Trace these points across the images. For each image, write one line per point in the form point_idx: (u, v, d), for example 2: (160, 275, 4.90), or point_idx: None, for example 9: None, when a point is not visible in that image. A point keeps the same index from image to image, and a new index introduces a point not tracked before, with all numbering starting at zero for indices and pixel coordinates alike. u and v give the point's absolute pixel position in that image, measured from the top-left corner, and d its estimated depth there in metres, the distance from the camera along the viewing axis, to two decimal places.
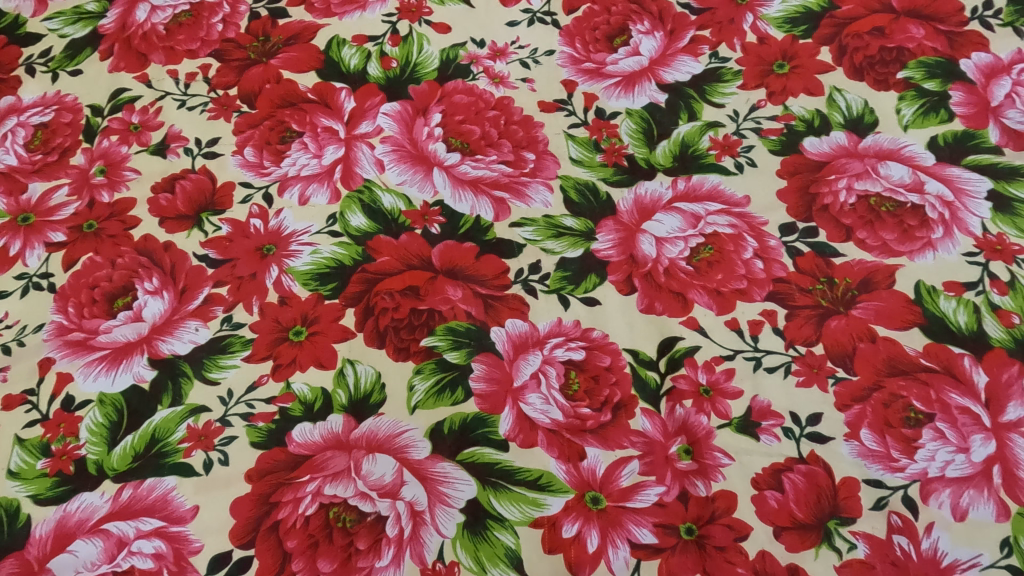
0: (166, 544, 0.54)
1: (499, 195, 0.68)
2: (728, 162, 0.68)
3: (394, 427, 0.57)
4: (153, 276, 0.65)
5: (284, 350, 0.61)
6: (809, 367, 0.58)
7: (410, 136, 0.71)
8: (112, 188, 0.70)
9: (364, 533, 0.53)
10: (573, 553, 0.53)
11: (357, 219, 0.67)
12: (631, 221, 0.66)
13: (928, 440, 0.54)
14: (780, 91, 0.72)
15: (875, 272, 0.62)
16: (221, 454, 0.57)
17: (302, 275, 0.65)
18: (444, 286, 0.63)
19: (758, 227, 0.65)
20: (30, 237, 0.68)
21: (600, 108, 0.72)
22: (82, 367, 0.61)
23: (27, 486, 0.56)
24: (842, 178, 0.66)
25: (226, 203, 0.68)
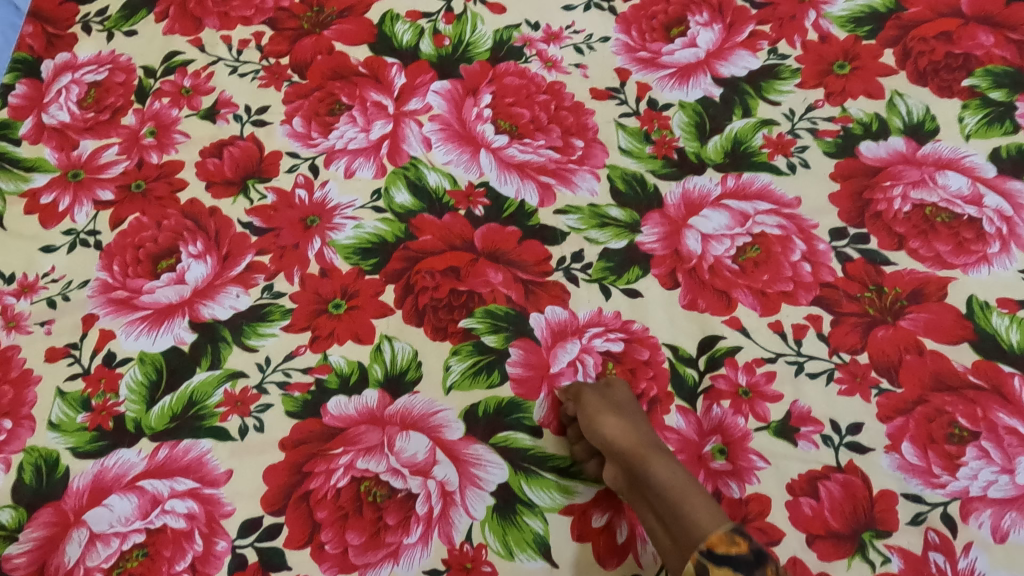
0: (198, 505, 0.54)
1: (545, 180, 0.67)
2: (781, 162, 0.67)
3: (428, 407, 0.57)
4: (197, 239, 0.66)
5: (322, 322, 0.61)
6: (852, 375, 0.57)
7: (458, 116, 0.71)
8: (161, 150, 0.71)
9: (394, 509, 0.53)
10: (602, 544, 0.52)
11: (401, 195, 0.67)
12: (677, 216, 0.65)
13: (971, 458, 0.53)
14: (839, 92, 0.70)
15: (926, 284, 0.60)
16: (256, 421, 0.57)
17: (344, 249, 0.65)
18: (485, 269, 0.63)
19: (808, 230, 0.64)
20: (79, 193, 0.69)
21: (652, 99, 0.71)
22: (124, 325, 0.62)
23: (67, 438, 0.57)
24: (897, 184, 0.65)
25: (272, 171, 0.69)
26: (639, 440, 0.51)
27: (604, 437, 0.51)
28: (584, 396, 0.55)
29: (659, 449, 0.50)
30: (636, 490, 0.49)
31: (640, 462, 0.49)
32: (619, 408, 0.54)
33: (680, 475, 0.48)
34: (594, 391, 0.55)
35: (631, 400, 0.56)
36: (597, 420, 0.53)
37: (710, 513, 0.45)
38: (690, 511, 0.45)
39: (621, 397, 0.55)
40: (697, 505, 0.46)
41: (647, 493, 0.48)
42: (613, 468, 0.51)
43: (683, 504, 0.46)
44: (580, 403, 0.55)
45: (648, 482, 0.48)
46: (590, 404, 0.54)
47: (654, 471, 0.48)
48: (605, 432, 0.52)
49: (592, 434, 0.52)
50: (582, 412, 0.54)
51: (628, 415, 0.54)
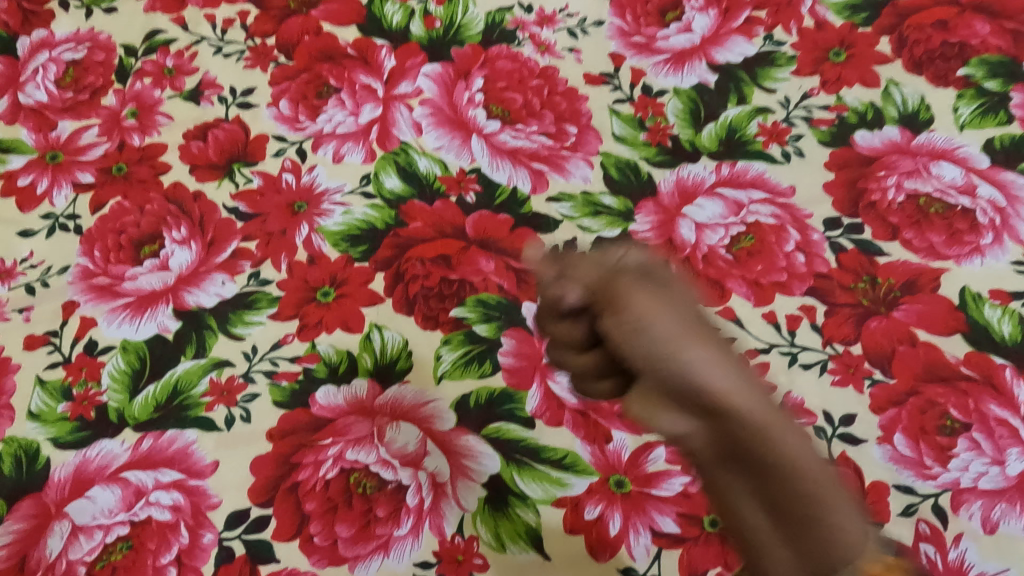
0: (183, 497, 0.53)
1: (537, 167, 0.66)
2: (775, 150, 0.66)
3: (419, 397, 0.57)
4: (181, 225, 0.64)
5: (310, 311, 0.60)
6: (845, 366, 0.57)
7: (449, 100, 0.69)
8: (142, 131, 0.69)
9: (384, 500, 0.53)
10: (594, 536, 0.52)
11: (391, 181, 0.66)
12: (671, 204, 0.64)
13: (962, 450, 0.53)
14: (835, 80, 0.69)
15: (919, 275, 0.60)
16: (243, 411, 0.56)
17: (332, 236, 0.63)
18: (476, 257, 0.62)
19: (802, 219, 0.63)
20: (58, 175, 0.67)
21: (647, 85, 0.70)
22: (106, 312, 0.60)
23: (48, 429, 0.56)
24: (892, 174, 0.64)
25: (259, 155, 0.67)
26: (741, 391, 0.28)
27: (690, 382, 0.28)
28: (632, 304, 0.29)
29: (778, 409, 0.28)
30: (725, 468, 0.29)
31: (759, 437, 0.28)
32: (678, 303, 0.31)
33: (800, 440, 0.29)
34: (638, 286, 0.30)
35: (694, 309, 0.31)
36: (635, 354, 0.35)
37: (857, 514, 0.29)
38: (835, 514, 0.28)
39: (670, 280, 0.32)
40: (840, 509, 0.28)
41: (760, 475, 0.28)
42: (709, 434, 0.28)
43: (820, 502, 0.28)
44: (613, 306, 0.30)
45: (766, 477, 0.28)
46: (640, 306, 0.29)
47: (781, 445, 0.28)
48: (687, 366, 0.28)
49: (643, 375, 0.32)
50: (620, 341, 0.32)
51: (679, 304, 0.30)
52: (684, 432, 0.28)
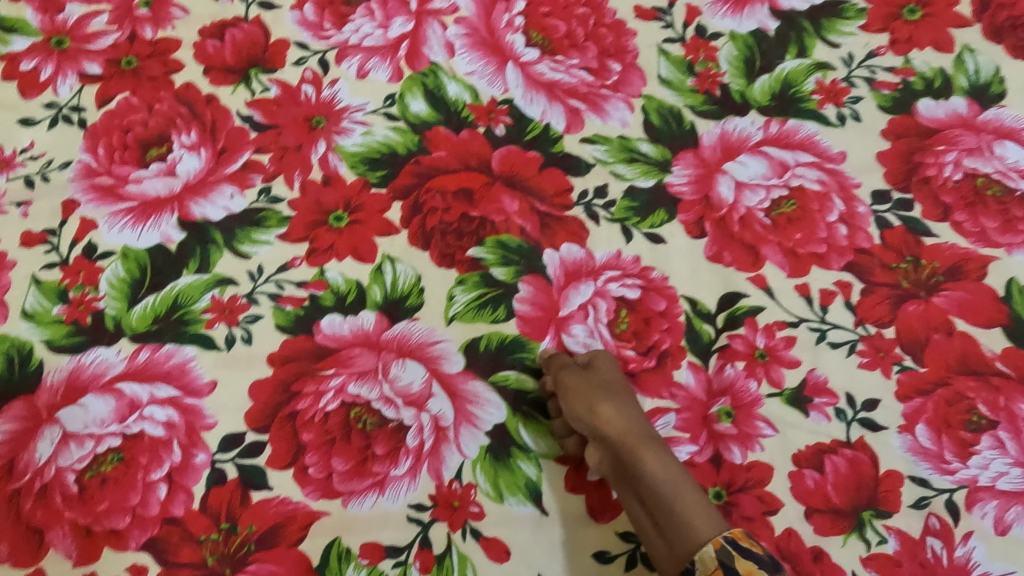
0: (178, 414, 0.52)
1: (574, 105, 0.62)
2: (830, 111, 0.62)
3: (427, 335, 0.54)
4: (191, 129, 0.60)
5: (321, 235, 0.57)
6: (876, 349, 0.54)
7: (487, 22, 0.65)
8: (155, 24, 0.64)
9: (383, 438, 0.51)
10: (596, 497, 0.50)
11: (417, 104, 0.62)
12: (711, 158, 0.60)
13: (985, 448, 0.50)
14: (905, 41, 0.64)
15: (966, 260, 0.56)
16: (244, 332, 0.54)
17: (350, 156, 0.60)
18: (500, 195, 0.59)
19: (849, 189, 0.59)
20: (63, 63, 0.63)
21: (701, 25, 0.65)
22: (108, 216, 0.57)
23: (42, 330, 0.54)
24: (952, 150, 0.60)
25: (278, 62, 0.63)
26: (630, 428, 0.46)
27: (587, 424, 0.47)
28: (565, 379, 0.50)
29: (651, 437, 0.46)
30: (625, 482, 0.46)
31: (628, 457, 0.45)
32: (608, 389, 0.49)
33: (673, 466, 0.44)
34: (576, 374, 0.50)
35: (620, 377, 0.51)
36: (589, 402, 0.48)
37: (714, 517, 0.41)
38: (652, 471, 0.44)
39: (607, 377, 0.50)
40: (698, 512, 0.41)
41: (637, 487, 0.44)
42: (597, 452, 0.47)
43: (676, 503, 0.42)
44: (559, 385, 0.50)
45: (638, 476, 0.44)
46: (573, 386, 0.49)
47: (644, 465, 0.44)
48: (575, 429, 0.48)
49: (577, 422, 0.48)
50: (564, 399, 0.49)
51: (619, 396, 0.49)
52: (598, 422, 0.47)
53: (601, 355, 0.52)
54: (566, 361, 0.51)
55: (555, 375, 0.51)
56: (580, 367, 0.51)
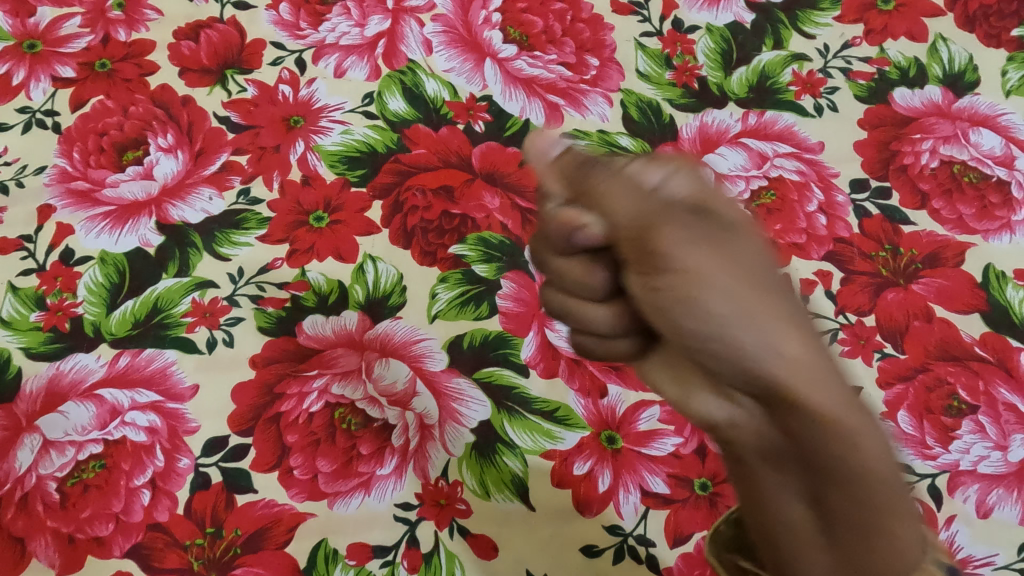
0: (160, 419, 0.51)
1: (553, 100, 0.62)
2: (808, 102, 0.62)
3: (410, 334, 0.54)
4: (167, 131, 0.60)
5: (302, 235, 0.57)
6: (856, 337, 0.54)
7: (464, 19, 0.65)
8: (129, 26, 0.64)
9: (368, 438, 0.51)
10: (582, 491, 0.50)
11: (396, 102, 0.62)
12: (691, 151, 0.60)
13: (966, 432, 0.51)
14: (879, 31, 0.65)
15: (944, 247, 0.57)
16: (225, 335, 0.54)
17: (329, 156, 0.59)
18: (481, 191, 0.58)
19: (828, 179, 0.60)
20: (36, 67, 0.62)
21: (677, 19, 0.65)
22: (84, 220, 0.57)
23: (20, 338, 0.53)
24: (927, 138, 0.60)
25: (254, 62, 0.63)
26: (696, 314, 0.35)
27: (747, 364, 0.25)
28: (663, 241, 0.26)
29: (864, 404, 0.27)
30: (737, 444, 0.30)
31: (822, 447, 0.26)
32: (760, 282, 0.26)
33: (887, 451, 0.27)
34: (683, 230, 0.26)
35: (752, 246, 0.28)
36: (744, 307, 0.25)
37: (916, 525, 0.28)
38: (853, 447, 0.26)
39: (739, 250, 0.26)
40: (902, 517, 0.27)
41: (827, 482, 0.26)
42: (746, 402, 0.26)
43: (887, 515, 0.27)
44: (650, 251, 0.26)
45: (836, 474, 0.26)
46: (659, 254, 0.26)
47: (854, 456, 0.26)
48: (716, 303, 0.25)
49: (715, 347, 0.25)
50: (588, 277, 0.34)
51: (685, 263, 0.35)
52: (721, 413, 0.27)
53: (707, 189, 0.27)
54: (643, 182, 0.27)
55: (616, 200, 0.27)
56: (676, 242, 0.26)
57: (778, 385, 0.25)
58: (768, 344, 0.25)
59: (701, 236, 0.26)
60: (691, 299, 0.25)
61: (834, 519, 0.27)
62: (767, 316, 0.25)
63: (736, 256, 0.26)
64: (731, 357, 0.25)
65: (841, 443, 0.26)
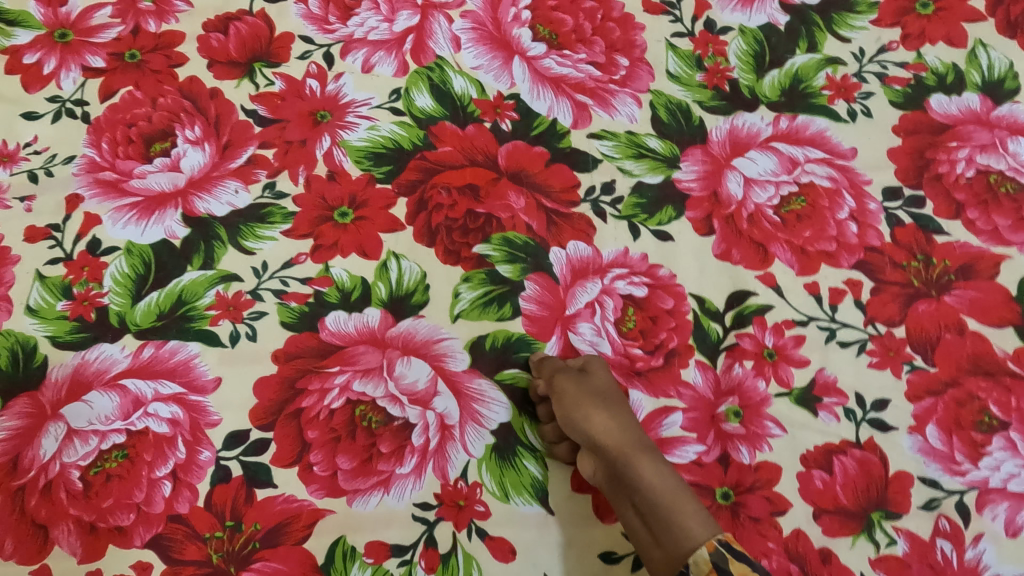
0: (182, 411, 0.51)
1: (581, 99, 0.61)
2: (841, 107, 0.61)
3: (432, 333, 0.54)
4: (195, 124, 0.60)
5: (326, 231, 0.57)
6: (886, 349, 0.53)
7: (494, 16, 0.64)
8: (159, 17, 0.64)
9: (388, 437, 0.51)
10: (602, 496, 0.50)
11: (423, 99, 0.61)
12: (720, 154, 0.59)
13: (996, 449, 0.50)
14: (917, 35, 0.63)
15: (978, 259, 0.56)
16: (249, 329, 0.54)
17: (355, 151, 0.59)
18: (506, 191, 0.58)
19: (860, 186, 0.58)
20: (66, 56, 0.62)
21: (710, 19, 0.64)
22: (111, 211, 0.57)
23: (46, 326, 0.54)
24: (964, 146, 0.59)
25: (283, 56, 0.62)
26: (626, 437, 0.45)
27: (585, 435, 0.46)
28: (557, 381, 0.48)
29: (647, 446, 0.45)
30: (620, 491, 0.45)
31: (623, 466, 0.44)
32: (602, 397, 0.47)
33: (668, 475, 0.43)
34: (568, 377, 0.48)
35: (613, 385, 0.49)
36: (581, 413, 0.46)
37: (706, 521, 0.40)
38: (640, 467, 0.43)
39: (601, 383, 0.48)
40: (690, 513, 0.41)
41: (632, 496, 0.43)
42: (592, 461, 0.46)
43: (671, 511, 0.41)
44: (552, 387, 0.48)
45: (633, 485, 0.43)
46: (568, 395, 0.47)
47: (639, 472, 0.43)
48: (591, 431, 0.45)
49: (572, 430, 0.46)
50: (557, 402, 0.47)
51: (613, 405, 0.47)
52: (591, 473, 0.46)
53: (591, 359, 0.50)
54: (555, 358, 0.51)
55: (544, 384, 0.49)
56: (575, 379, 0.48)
57: (607, 444, 0.45)
58: (596, 423, 0.46)
59: (579, 374, 0.49)
60: (567, 408, 0.47)
61: (643, 509, 0.43)
62: (601, 420, 0.46)
63: (600, 397, 0.47)
64: (581, 431, 0.46)
65: (633, 469, 0.44)
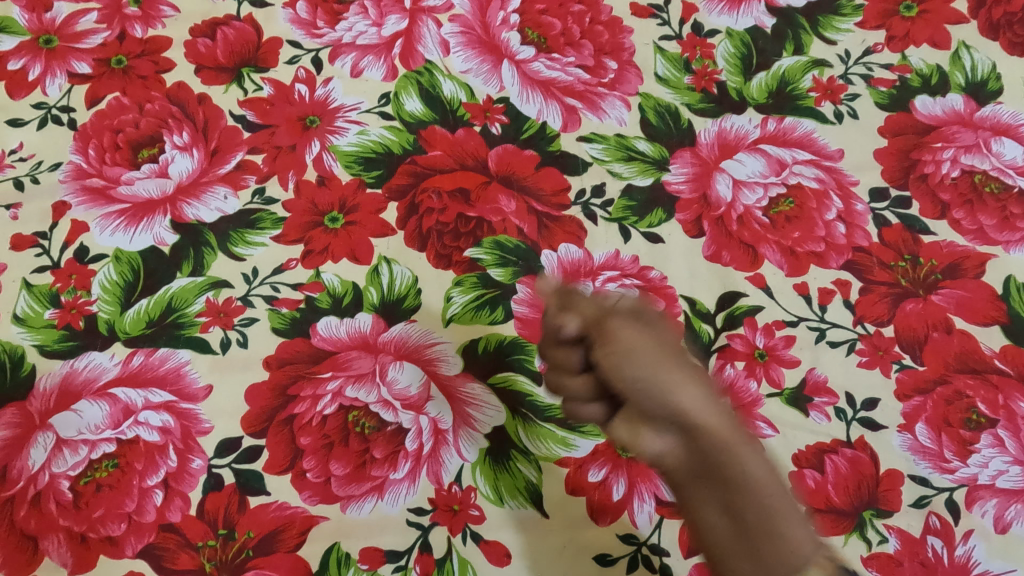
0: (173, 419, 0.51)
1: (571, 103, 0.62)
2: (827, 109, 0.62)
3: (425, 338, 0.54)
4: (183, 129, 0.59)
5: (317, 236, 0.57)
6: (874, 348, 0.54)
7: (482, 20, 0.64)
8: (145, 22, 0.63)
9: (381, 442, 0.51)
10: (596, 499, 0.50)
11: (412, 103, 0.61)
12: (709, 157, 0.60)
13: (984, 446, 0.51)
14: (901, 37, 0.64)
15: (964, 258, 0.56)
16: (240, 335, 0.54)
17: (345, 156, 0.59)
18: (497, 194, 0.58)
19: (847, 187, 0.59)
20: (51, 62, 0.62)
21: (697, 23, 0.65)
22: (99, 218, 0.56)
23: (34, 335, 0.53)
24: (949, 147, 0.60)
25: (271, 61, 0.62)
26: (721, 417, 0.34)
27: (672, 406, 0.33)
28: (618, 325, 0.35)
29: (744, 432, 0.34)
30: (710, 483, 0.33)
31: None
32: (676, 351, 0.36)
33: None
34: (632, 319, 0.36)
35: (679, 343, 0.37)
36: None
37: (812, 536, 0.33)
38: (744, 454, 0.33)
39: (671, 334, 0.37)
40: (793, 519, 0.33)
41: (731, 492, 0.33)
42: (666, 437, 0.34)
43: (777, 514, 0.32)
44: (606, 332, 0.35)
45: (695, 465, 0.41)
46: (631, 340, 0.35)
47: (747, 467, 0.33)
48: (677, 399, 0.33)
49: (652, 399, 0.33)
50: (611, 355, 0.34)
51: (689, 363, 0.36)
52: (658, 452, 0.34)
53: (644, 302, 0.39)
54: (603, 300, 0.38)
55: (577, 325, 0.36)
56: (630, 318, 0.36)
57: (682, 422, 0.33)
58: (682, 390, 0.34)
59: (641, 319, 0.37)
60: (629, 363, 0.34)
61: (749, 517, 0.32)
62: (682, 381, 0.34)
63: (672, 352, 0.35)
64: (658, 397, 0.33)
65: (729, 449, 0.33)
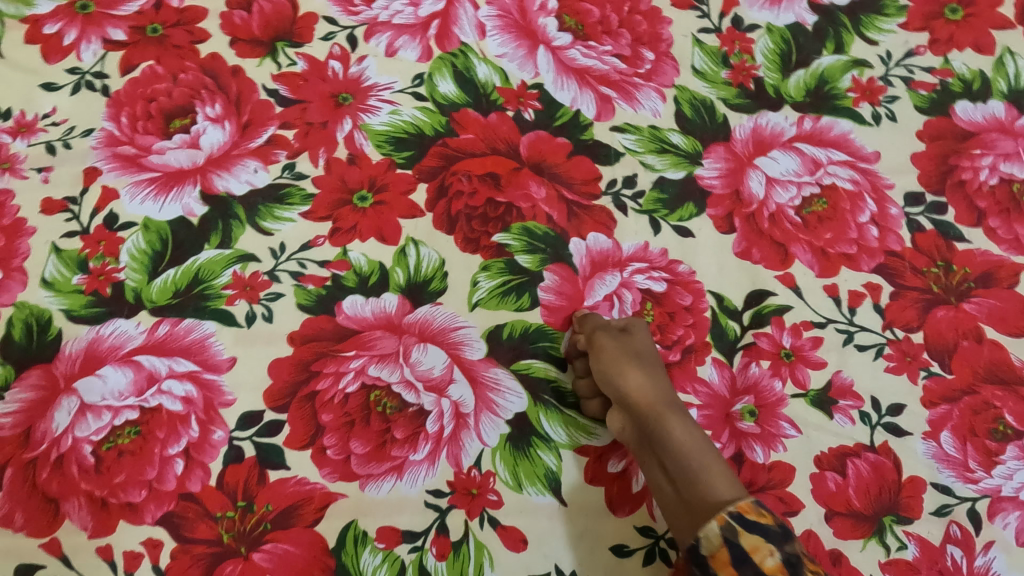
0: (197, 390, 0.51)
1: (605, 92, 0.61)
2: (866, 110, 0.61)
3: (449, 321, 0.54)
4: (215, 101, 0.59)
5: (345, 214, 0.56)
6: (902, 354, 0.53)
7: (520, 4, 0.64)
8: None
9: (403, 422, 0.51)
10: (615, 490, 0.50)
11: (446, 85, 0.61)
12: (743, 153, 0.59)
13: (1010, 457, 0.50)
14: (945, 40, 0.63)
15: (998, 268, 0.55)
16: (265, 310, 0.54)
17: (376, 135, 0.59)
18: (527, 181, 0.58)
19: (882, 190, 0.58)
20: (87, 28, 0.61)
21: (737, 16, 0.64)
22: (130, 186, 0.56)
23: (61, 299, 0.53)
24: (988, 154, 0.59)
25: (306, 36, 0.62)
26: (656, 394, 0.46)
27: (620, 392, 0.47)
28: (600, 341, 0.49)
29: (678, 407, 0.46)
30: (647, 447, 0.45)
31: (655, 421, 0.45)
32: (638, 356, 0.49)
33: (698, 435, 0.44)
34: (611, 337, 0.49)
35: (654, 350, 0.50)
36: (620, 370, 0.47)
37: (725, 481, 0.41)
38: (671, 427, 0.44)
39: (642, 345, 0.50)
40: (717, 472, 0.41)
41: (660, 455, 0.44)
42: (621, 418, 0.47)
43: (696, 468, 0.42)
44: (592, 344, 0.50)
45: (662, 442, 0.44)
46: (607, 352, 0.48)
47: (671, 432, 0.44)
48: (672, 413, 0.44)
49: (607, 385, 0.47)
50: (595, 358, 0.49)
51: (649, 364, 0.48)
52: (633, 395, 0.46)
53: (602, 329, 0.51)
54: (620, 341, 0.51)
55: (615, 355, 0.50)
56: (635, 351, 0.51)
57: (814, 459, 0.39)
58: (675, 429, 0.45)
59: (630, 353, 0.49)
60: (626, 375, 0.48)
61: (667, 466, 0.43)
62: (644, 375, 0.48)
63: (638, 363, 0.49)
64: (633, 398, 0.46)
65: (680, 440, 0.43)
